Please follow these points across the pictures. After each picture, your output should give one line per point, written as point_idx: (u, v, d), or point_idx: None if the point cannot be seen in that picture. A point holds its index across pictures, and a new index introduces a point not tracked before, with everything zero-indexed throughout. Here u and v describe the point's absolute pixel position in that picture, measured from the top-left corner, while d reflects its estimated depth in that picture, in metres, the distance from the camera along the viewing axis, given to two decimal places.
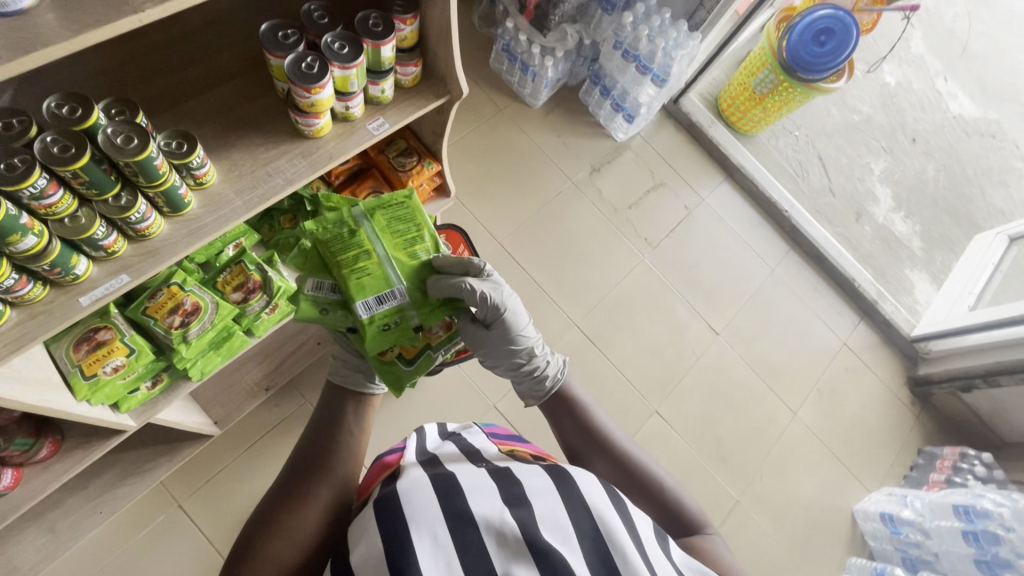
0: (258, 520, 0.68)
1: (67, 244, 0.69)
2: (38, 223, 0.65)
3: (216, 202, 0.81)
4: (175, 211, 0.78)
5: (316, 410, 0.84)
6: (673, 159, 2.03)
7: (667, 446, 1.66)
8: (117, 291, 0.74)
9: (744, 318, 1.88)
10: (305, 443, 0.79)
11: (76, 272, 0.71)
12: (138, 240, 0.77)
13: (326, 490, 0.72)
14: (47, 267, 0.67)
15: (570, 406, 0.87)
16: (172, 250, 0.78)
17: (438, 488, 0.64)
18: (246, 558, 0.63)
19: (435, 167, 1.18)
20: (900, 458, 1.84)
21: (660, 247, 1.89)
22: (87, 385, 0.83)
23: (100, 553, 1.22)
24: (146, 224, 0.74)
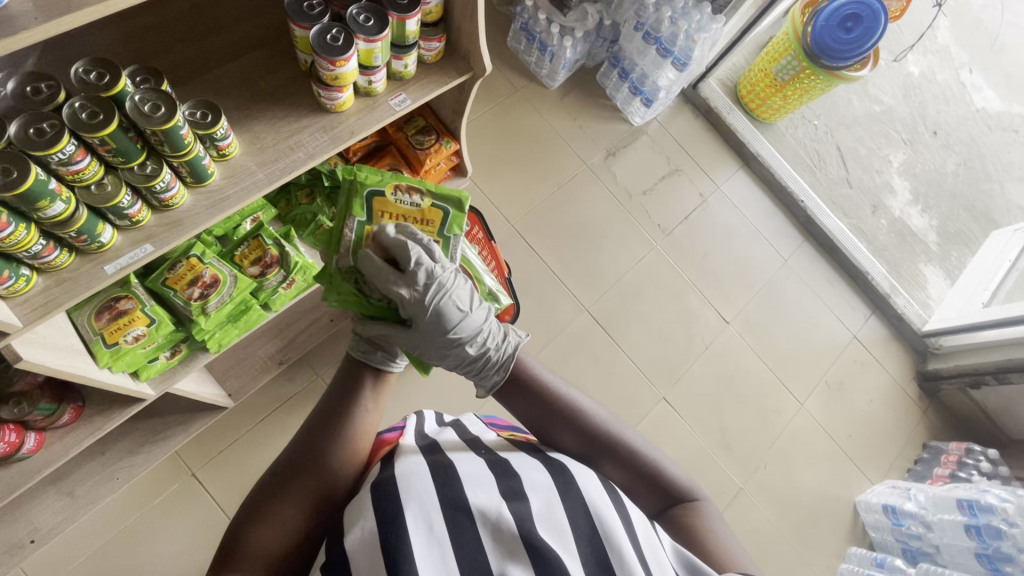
0: (269, 485, 0.70)
1: (93, 212, 0.69)
2: (65, 189, 0.65)
3: (236, 175, 0.81)
4: (198, 181, 0.78)
5: (333, 380, 0.81)
6: (690, 145, 2.00)
7: (673, 432, 1.67)
8: (140, 260, 0.75)
9: (755, 308, 1.88)
10: (321, 406, 0.77)
11: (100, 241, 0.71)
12: (162, 210, 0.77)
13: (336, 460, 0.72)
14: (74, 234, 0.68)
15: (563, 416, 0.78)
16: (193, 221, 0.78)
17: (437, 477, 0.65)
18: (255, 523, 0.66)
19: (453, 146, 1.16)
20: (904, 451, 1.85)
21: (673, 234, 1.88)
22: (108, 352, 0.83)
23: (115, 518, 1.25)
24: (169, 194, 0.74)
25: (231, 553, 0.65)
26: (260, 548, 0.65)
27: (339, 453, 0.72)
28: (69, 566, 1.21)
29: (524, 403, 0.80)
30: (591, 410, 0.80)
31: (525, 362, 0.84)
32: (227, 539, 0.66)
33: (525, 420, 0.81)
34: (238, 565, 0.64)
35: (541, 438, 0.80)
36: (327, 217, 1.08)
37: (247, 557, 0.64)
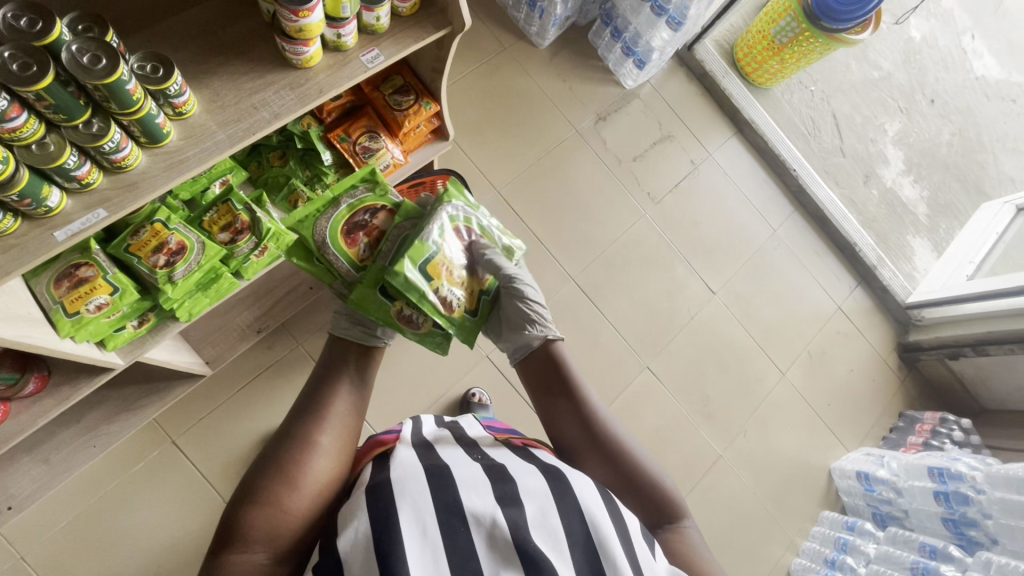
0: (260, 468, 0.67)
1: (35, 173, 0.65)
2: (2, 148, 0.61)
3: (198, 135, 0.75)
4: (154, 141, 0.72)
5: (317, 364, 0.80)
6: (682, 110, 1.95)
7: (655, 401, 1.69)
8: (94, 226, 0.70)
9: (741, 279, 1.87)
10: (305, 390, 0.77)
11: (48, 205, 0.67)
12: (114, 171, 0.72)
13: (328, 440, 0.72)
14: (16, 197, 0.64)
15: (568, 396, 0.81)
16: (152, 187, 0.73)
17: (432, 482, 0.63)
18: (251, 505, 0.64)
19: (434, 108, 1.10)
20: (881, 420, 1.89)
21: (662, 203, 1.84)
22: (70, 322, 0.80)
23: (95, 485, 1.25)
24: (121, 155, 0.69)
25: (231, 542, 0.61)
26: (262, 532, 0.62)
27: (331, 433, 0.72)
28: (51, 530, 1.21)
29: (536, 375, 0.85)
30: (594, 401, 0.81)
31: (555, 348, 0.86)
32: (222, 528, 0.63)
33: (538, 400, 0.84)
34: (243, 550, 0.61)
35: (541, 417, 0.83)
36: (301, 181, 1.05)
37: (246, 541, 0.61)
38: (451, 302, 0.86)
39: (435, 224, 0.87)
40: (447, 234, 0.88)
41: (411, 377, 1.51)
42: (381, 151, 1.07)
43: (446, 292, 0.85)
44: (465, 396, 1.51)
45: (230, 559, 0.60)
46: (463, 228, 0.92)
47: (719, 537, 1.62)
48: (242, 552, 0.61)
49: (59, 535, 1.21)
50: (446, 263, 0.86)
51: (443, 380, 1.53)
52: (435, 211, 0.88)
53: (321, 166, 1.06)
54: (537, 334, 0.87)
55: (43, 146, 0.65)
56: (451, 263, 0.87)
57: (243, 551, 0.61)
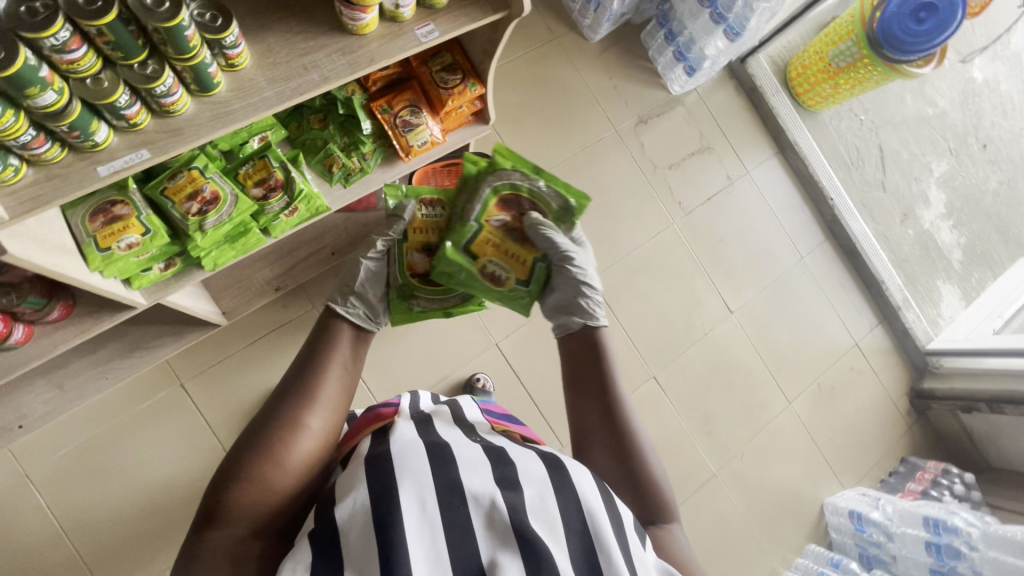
0: (245, 447, 0.69)
1: (87, 107, 0.65)
2: (59, 79, 0.62)
3: (247, 88, 0.75)
4: (202, 89, 0.72)
5: (304, 346, 0.83)
6: (725, 123, 1.91)
7: (657, 411, 1.68)
8: (135, 166, 0.70)
9: (762, 302, 1.84)
10: (291, 372, 0.79)
11: (95, 139, 0.67)
12: (162, 115, 0.72)
13: (316, 422, 0.74)
14: (66, 128, 0.64)
15: (598, 385, 0.83)
16: (197, 134, 0.73)
17: (433, 458, 0.64)
18: (234, 484, 0.65)
19: (479, 90, 1.09)
20: (881, 462, 1.87)
21: (692, 215, 1.81)
22: (100, 257, 0.81)
23: (101, 416, 1.28)
24: (171, 99, 0.69)
25: (215, 517, 0.62)
26: (245, 509, 0.63)
27: (320, 416, 0.75)
28: (55, 456, 1.25)
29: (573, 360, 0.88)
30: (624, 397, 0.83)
31: (600, 337, 0.88)
32: (206, 503, 0.65)
33: (568, 381, 0.86)
34: (224, 526, 0.62)
35: (566, 395, 0.86)
36: (339, 146, 1.06)
37: (228, 518, 0.62)
38: (499, 275, 0.95)
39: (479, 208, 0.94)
40: (492, 211, 0.95)
41: (419, 354, 1.52)
42: (421, 126, 1.07)
43: (496, 267, 0.95)
44: (470, 380, 1.51)
45: (211, 536, 0.61)
46: (510, 197, 0.95)
47: (701, 554, 1.63)
48: (225, 529, 0.62)
49: (63, 461, 1.25)
50: (494, 238, 0.95)
51: (451, 361, 1.54)
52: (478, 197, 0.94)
53: (359, 135, 1.06)
54: (578, 319, 0.90)
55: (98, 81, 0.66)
56: (492, 236, 0.95)
57: (225, 526, 0.62)
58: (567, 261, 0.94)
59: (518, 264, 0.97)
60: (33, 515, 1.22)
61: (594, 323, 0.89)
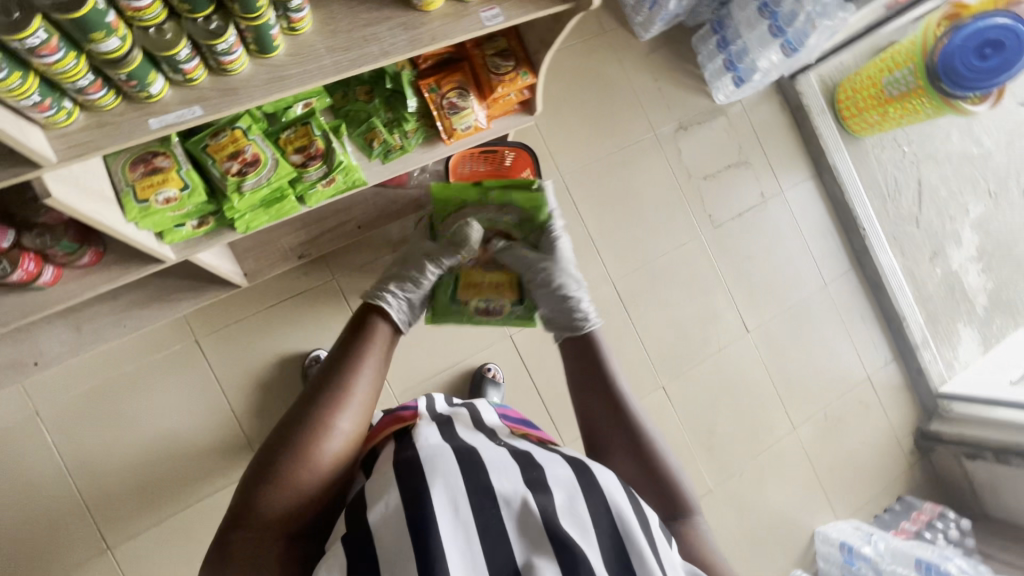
0: (277, 447, 0.69)
1: (147, 57, 0.64)
2: (123, 26, 0.61)
3: (308, 54, 0.73)
4: (261, 51, 0.70)
5: (340, 339, 0.82)
6: (766, 139, 1.87)
7: (662, 421, 1.68)
8: (187, 123, 0.69)
9: (780, 324, 1.82)
10: (325, 366, 0.78)
11: (151, 91, 0.66)
12: (218, 73, 0.71)
13: (347, 424, 0.73)
14: (124, 77, 0.63)
15: (604, 386, 0.83)
16: (251, 94, 0.71)
17: (462, 462, 0.63)
18: (265, 485, 0.66)
19: (530, 80, 1.06)
20: (877, 498, 1.87)
21: (721, 228, 1.79)
22: (137, 208, 0.81)
23: (115, 362, 1.28)
24: (230, 58, 0.68)
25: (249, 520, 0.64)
26: (275, 511, 0.65)
27: (350, 417, 0.74)
28: (66, 396, 1.25)
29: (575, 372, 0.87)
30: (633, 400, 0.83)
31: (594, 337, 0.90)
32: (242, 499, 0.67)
33: (575, 384, 0.87)
34: (255, 527, 0.64)
35: (574, 399, 0.86)
36: (381, 121, 1.04)
37: (259, 519, 0.64)
38: (496, 305, 1.09)
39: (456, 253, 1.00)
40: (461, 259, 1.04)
41: (434, 337, 1.52)
42: (467, 110, 1.04)
43: (487, 300, 1.08)
44: (480, 369, 1.51)
45: (242, 535, 0.63)
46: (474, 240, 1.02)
47: None
48: (256, 529, 0.64)
49: (73, 402, 1.26)
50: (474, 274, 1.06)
51: (464, 348, 1.53)
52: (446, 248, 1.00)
53: (404, 112, 1.04)
54: (567, 332, 0.92)
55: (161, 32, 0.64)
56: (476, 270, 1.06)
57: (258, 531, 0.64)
58: (536, 279, 1.00)
59: (506, 286, 1.08)
60: (40, 451, 1.24)
61: (581, 332, 0.91)
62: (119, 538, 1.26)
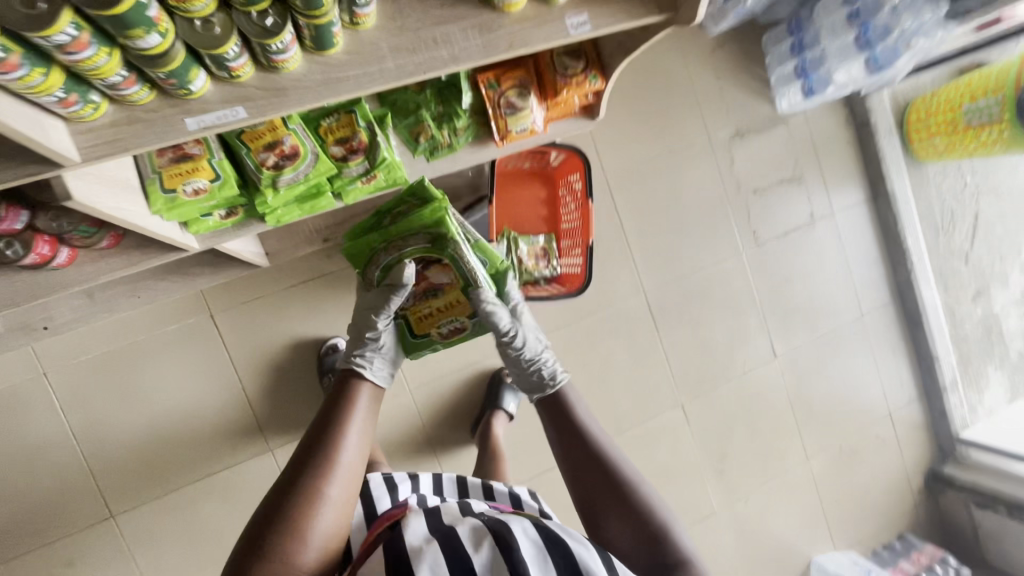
0: (268, 517, 0.70)
1: (190, 53, 0.56)
2: (165, 18, 0.53)
3: (369, 53, 0.64)
4: (318, 47, 0.62)
5: (328, 400, 0.82)
6: (824, 155, 1.75)
7: (676, 439, 1.64)
8: (227, 124, 0.61)
9: (809, 351, 1.76)
10: (315, 427, 0.79)
11: (191, 88, 0.58)
12: (267, 69, 0.62)
13: (337, 490, 0.73)
14: (162, 74, 0.56)
15: (583, 442, 0.84)
16: (302, 96, 0.63)
17: (440, 538, 0.61)
18: (256, 558, 0.66)
19: (599, 84, 0.96)
20: (878, 533, 1.86)
21: (763, 247, 1.69)
22: (164, 199, 0.74)
23: (126, 330, 1.24)
24: (284, 57, 0.60)
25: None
26: None
27: (340, 485, 0.74)
28: (75, 360, 1.22)
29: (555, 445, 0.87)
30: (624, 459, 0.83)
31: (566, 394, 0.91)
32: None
33: (558, 444, 0.87)
34: None
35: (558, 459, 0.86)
36: (431, 115, 0.94)
37: None
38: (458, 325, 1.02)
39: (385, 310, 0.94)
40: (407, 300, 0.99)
41: None
42: (524, 111, 0.94)
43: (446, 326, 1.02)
44: (499, 372, 1.46)
45: None
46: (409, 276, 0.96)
47: None
48: None
49: (82, 367, 1.22)
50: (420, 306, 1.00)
51: (485, 348, 1.47)
52: (381, 303, 0.94)
53: (457, 107, 0.93)
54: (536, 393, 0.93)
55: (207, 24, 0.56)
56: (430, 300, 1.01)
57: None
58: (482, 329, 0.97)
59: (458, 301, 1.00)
60: (47, 413, 1.21)
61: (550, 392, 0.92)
62: (123, 506, 1.25)
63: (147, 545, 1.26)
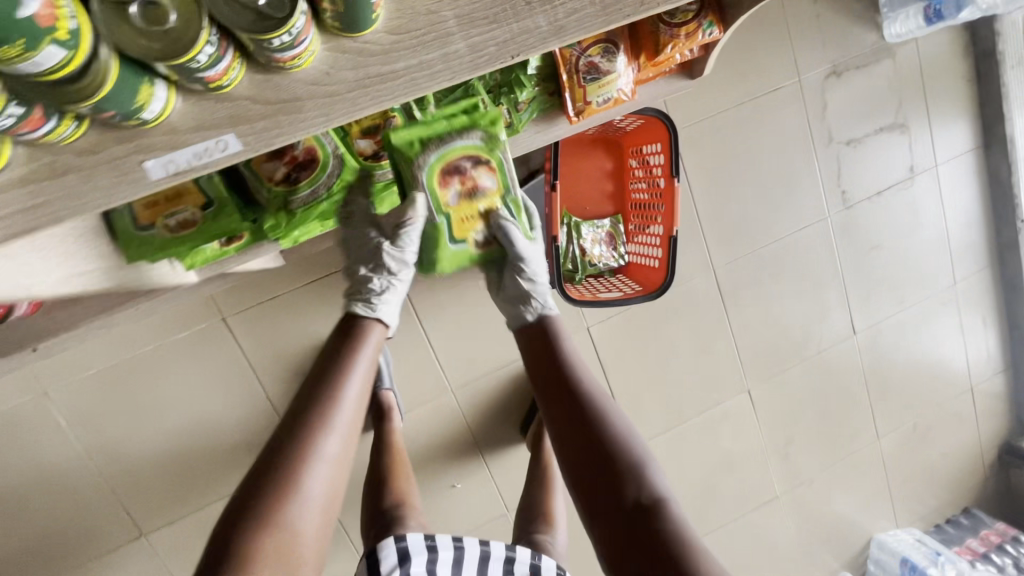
0: (257, 477, 0.67)
1: (125, 64, 0.40)
2: (69, 20, 0.36)
3: (431, 35, 0.48)
4: (352, 29, 0.45)
5: (325, 346, 0.78)
6: (935, 95, 1.45)
7: (740, 427, 1.50)
8: (215, 158, 0.46)
9: (893, 326, 1.56)
10: (308, 377, 0.75)
11: (143, 117, 0.42)
12: (273, 70, 0.46)
13: (332, 445, 0.71)
14: (93, 107, 0.40)
15: (563, 370, 0.79)
16: (320, 109, 0.48)
17: None
18: (243, 518, 0.64)
19: (712, 37, 0.76)
20: (944, 509, 1.76)
21: (853, 210, 1.45)
22: (140, 237, 0.70)
23: (127, 343, 1.08)
24: (290, 54, 0.43)
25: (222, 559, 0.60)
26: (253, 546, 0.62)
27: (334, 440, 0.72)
28: (77, 376, 1.07)
29: (574, 439, 0.74)
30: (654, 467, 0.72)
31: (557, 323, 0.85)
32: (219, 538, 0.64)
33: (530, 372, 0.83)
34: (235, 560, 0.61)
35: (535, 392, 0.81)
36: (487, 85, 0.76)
37: (236, 552, 0.62)
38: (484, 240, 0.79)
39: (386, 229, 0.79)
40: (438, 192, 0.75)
41: (499, 330, 1.26)
42: (611, 75, 0.74)
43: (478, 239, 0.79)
44: None
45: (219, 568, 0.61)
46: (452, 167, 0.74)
47: (738, 567, 1.58)
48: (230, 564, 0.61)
49: (85, 384, 1.08)
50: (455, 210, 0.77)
51: None
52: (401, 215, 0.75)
53: (521, 73, 0.75)
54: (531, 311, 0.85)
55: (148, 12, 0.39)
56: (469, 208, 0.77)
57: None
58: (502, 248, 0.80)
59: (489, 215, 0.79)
60: (54, 435, 1.09)
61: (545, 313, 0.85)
62: (152, 525, 1.17)
63: (184, 559, 1.20)
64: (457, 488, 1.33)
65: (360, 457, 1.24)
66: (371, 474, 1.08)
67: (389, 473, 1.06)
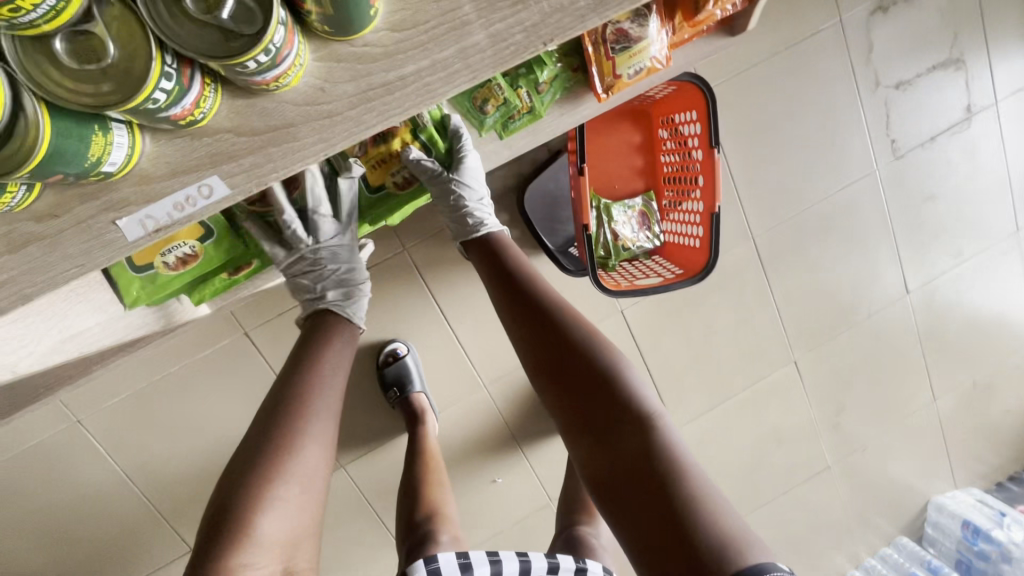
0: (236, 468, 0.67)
1: (56, 111, 0.35)
2: None
3: (445, 28, 0.41)
4: (345, 31, 0.39)
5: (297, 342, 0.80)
6: (996, 22, 1.29)
7: (788, 399, 1.43)
8: (195, 209, 0.42)
9: (950, 281, 1.45)
10: (284, 369, 0.76)
11: (100, 172, 0.38)
12: (252, 91, 0.40)
13: (313, 430, 0.71)
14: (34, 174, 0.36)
15: (536, 298, 0.78)
16: (317, 135, 0.42)
17: None
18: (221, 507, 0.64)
19: None
20: (1006, 466, 1.68)
21: (903, 160, 1.33)
22: (140, 280, 0.66)
23: (152, 367, 1.06)
24: (271, 74, 0.38)
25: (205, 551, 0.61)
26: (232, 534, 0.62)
27: (319, 426, 0.72)
28: (108, 403, 1.06)
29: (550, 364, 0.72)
30: (644, 387, 0.69)
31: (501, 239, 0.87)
32: (204, 530, 0.63)
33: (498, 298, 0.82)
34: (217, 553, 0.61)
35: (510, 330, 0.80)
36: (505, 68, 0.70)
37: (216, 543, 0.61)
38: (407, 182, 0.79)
39: (338, 221, 0.81)
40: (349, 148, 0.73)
41: None
42: (643, 43, 0.66)
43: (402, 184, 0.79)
44: None
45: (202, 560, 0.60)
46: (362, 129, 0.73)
47: (789, 538, 1.55)
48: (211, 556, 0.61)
49: (117, 410, 1.07)
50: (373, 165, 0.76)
51: None
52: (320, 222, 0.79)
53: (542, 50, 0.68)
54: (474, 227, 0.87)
55: (80, 43, 0.34)
56: (381, 153, 0.75)
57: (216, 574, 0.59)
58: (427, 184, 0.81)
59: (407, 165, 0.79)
60: (94, 462, 1.08)
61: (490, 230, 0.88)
62: None
63: None
64: (498, 483, 1.30)
65: (397, 460, 1.22)
66: (405, 480, 1.06)
67: (422, 482, 1.04)
